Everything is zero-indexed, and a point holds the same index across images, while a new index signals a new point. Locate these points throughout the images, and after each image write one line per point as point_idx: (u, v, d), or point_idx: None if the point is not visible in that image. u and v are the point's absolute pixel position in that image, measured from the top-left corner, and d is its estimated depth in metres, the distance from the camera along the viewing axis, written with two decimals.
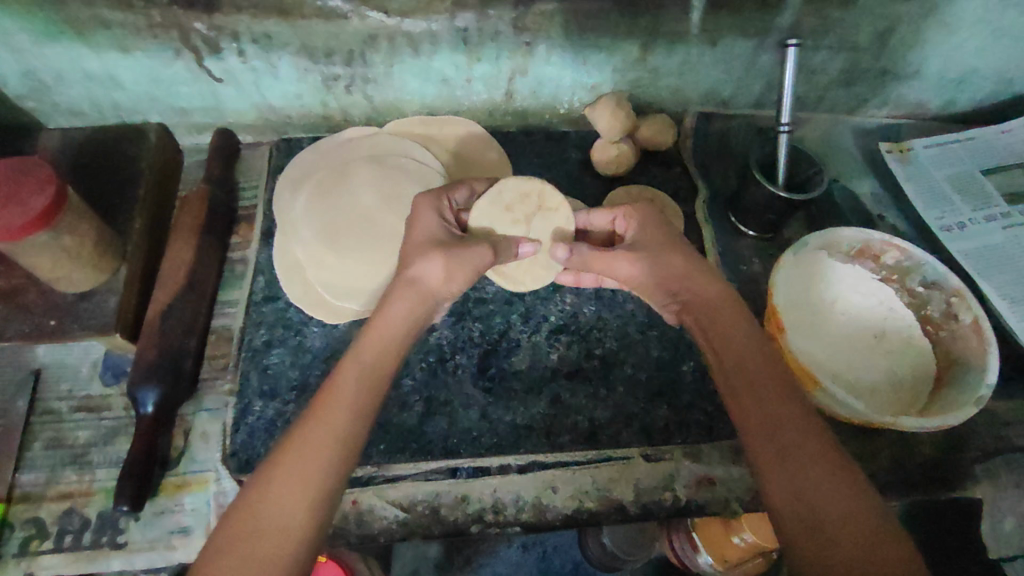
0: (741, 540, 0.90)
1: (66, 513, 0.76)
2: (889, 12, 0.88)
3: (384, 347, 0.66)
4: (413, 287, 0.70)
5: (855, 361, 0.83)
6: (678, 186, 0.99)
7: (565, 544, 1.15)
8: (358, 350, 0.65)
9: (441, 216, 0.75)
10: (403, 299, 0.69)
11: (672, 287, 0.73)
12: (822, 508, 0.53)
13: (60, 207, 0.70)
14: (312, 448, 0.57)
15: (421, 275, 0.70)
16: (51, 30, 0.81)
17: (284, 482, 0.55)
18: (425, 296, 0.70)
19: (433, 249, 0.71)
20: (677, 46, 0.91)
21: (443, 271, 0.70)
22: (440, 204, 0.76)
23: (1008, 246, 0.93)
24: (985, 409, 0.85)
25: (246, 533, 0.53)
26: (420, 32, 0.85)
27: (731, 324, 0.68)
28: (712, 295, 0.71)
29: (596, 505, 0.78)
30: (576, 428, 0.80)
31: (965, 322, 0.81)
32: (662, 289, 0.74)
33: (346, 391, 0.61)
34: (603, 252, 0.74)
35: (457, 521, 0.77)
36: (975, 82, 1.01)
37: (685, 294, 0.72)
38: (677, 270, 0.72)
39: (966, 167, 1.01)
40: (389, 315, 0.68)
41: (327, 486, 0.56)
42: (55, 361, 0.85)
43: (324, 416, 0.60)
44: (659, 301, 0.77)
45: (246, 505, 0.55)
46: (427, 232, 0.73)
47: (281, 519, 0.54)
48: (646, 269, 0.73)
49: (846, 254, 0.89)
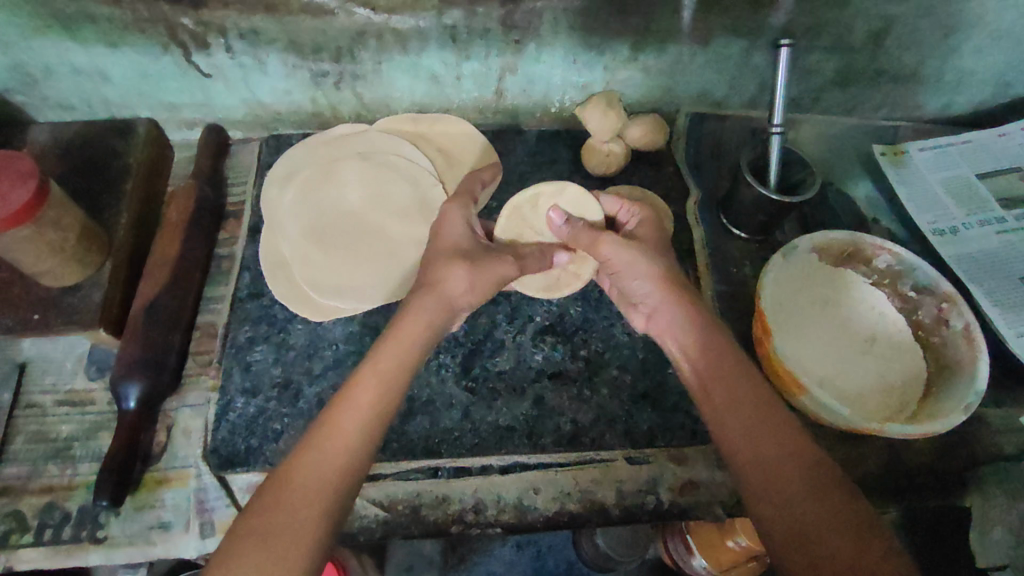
0: (736, 544, 0.89)
1: (46, 507, 0.76)
2: (883, 13, 0.87)
3: (405, 353, 0.66)
4: (434, 294, 0.71)
5: (845, 367, 0.82)
6: (669, 186, 0.97)
7: (559, 543, 1.15)
8: (376, 357, 0.65)
9: (469, 224, 0.77)
10: (424, 302, 0.70)
11: (641, 283, 0.73)
12: (835, 522, 0.51)
13: (42, 202, 0.70)
14: (327, 453, 0.57)
15: (444, 282, 0.71)
16: (38, 23, 0.81)
17: (302, 484, 0.55)
18: (445, 304, 0.71)
19: (457, 259, 0.72)
20: (668, 45, 0.90)
21: (466, 281, 0.71)
22: (469, 213, 0.78)
23: (1001, 251, 0.91)
24: (974, 416, 0.83)
25: (258, 533, 0.52)
26: (409, 29, 0.85)
27: (690, 331, 0.69)
28: (678, 289, 0.71)
29: (578, 507, 0.79)
30: (558, 430, 0.80)
31: (955, 327, 0.81)
32: (633, 284, 0.74)
33: (362, 397, 0.61)
34: (595, 236, 0.74)
35: (437, 521, 0.78)
36: (974, 83, 0.99)
37: (652, 295, 0.72)
38: (652, 269, 0.72)
39: (961, 170, 0.99)
40: (410, 321, 0.69)
41: (343, 489, 0.56)
42: (39, 355, 0.85)
43: (340, 422, 0.59)
44: (629, 293, 0.76)
45: (254, 516, 0.54)
46: (451, 239, 0.75)
47: (294, 525, 0.53)
48: (636, 260, 0.72)
49: (837, 257, 0.88)
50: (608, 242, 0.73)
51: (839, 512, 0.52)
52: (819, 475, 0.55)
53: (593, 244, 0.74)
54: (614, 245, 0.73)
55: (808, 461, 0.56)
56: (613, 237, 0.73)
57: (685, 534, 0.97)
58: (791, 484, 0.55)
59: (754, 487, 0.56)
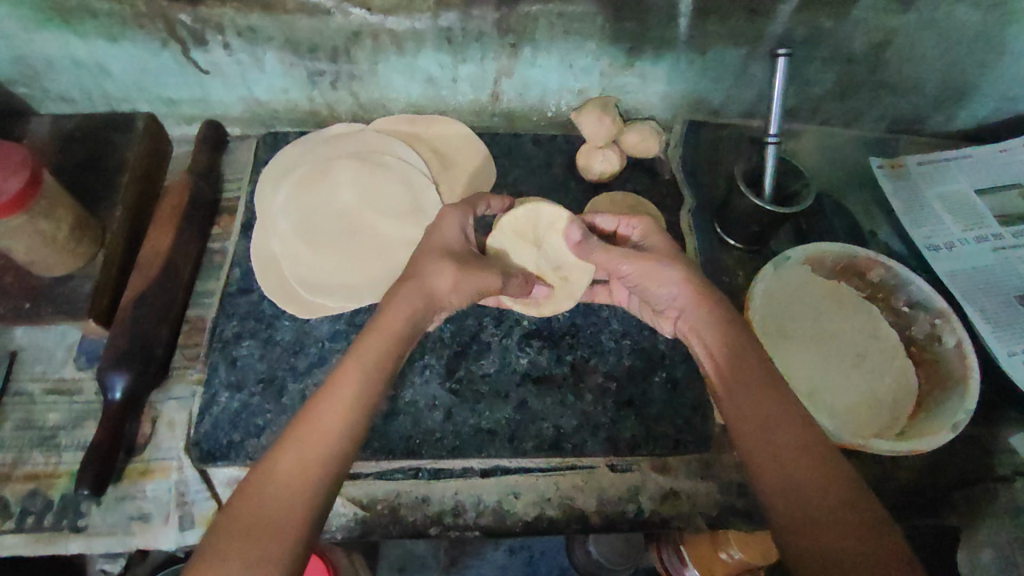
0: (728, 556, 0.82)
1: (30, 494, 0.77)
2: (882, 25, 0.86)
3: (386, 344, 0.65)
4: (418, 292, 0.70)
5: (835, 383, 0.81)
6: (663, 194, 0.97)
7: (552, 549, 1.14)
8: (357, 350, 0.64)
9: (464, 231, 0.76)
10: (405, 296, 0.70)
11: (669, 291, 0.72)
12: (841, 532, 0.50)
13: (34, 192, 0.71)
14: (309, 445, 0.56)
15: (428, 279, 0.71)
16: (39, 17, 0.82)
17: (283, 476, 0.54)
18: (427, 300, 0.70)
19: (444, 260, 0.72)
20: (664, 52, 0.90)
21: (451, 280, 0.71)
22: (466, 218, 0.77)
23: (997, 269, 0.90)
24: (963, 434, 0.82)
25: (242, 527, 0.52)
26: (405, 30, 0.85)
27: (716, 331, 0.68)
28: (691, 293, 0.70)
29: (557, 513, 0.79)
30: (540, 435, 0.79)
31: (949, 345, 0.80)
32: (658, 293, 0.73)
33: (344, 390, 0.61)
34: (610, 257, 0.74)
35: (415, 523, 0.79)
36: (976, 97, 0.98)
37: (679, 298, 0.72)
38: (673, 278, 0.71)
39: (960, 185, 0.98)
40: (392, 314, 0.68)
41: (325, 480, 0.55)
42: (31, 343, 0.86)
43: (322, 413, 0.59)
44: (657, 302, 0.75)
45: (238, 509, 0.53)
46: (442, 242, 0.75)
47: (276, 522, 0.52)
48: (646, 274, 0.72)
49: (831, 269, 0.87)
50: (624, 261, 0.73)
51: (839, 513, 0.51)
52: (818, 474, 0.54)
53: (612, 261, 0.74)
54: (631, 261, 0.73)
55: (810, 461, 0.55)
56: (626, 252, 0.73)
57: (677, 542, 0.93)
58: (794, 485, 0.54)
59: (767, 490, 0.55)
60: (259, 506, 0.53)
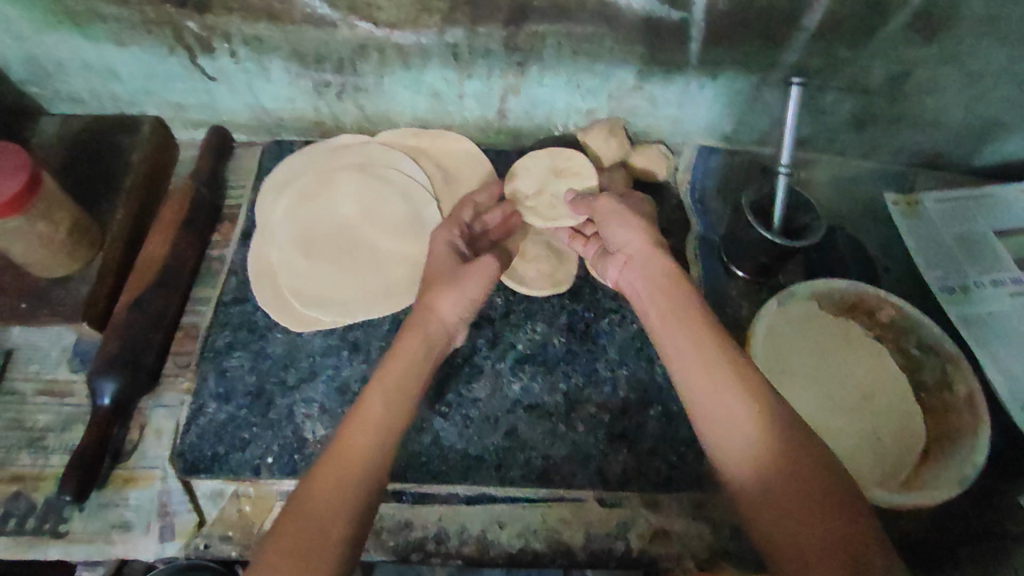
0: None
1: (13, 496, 0.77)
2: (902, 57, 0.83)
3: (409, 369, 0.65)
4: (428, 317, 0.70)
5: (836, 424, 0.79)
6: (669, 219, 0.95)
7: None
8: (381, 375, 0.64)
9: (453, 245, 0.78)
10: (422, 321, 0.69)
11: (626, 231, 0.74)
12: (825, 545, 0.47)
13: (33, 194, 0.71)
14: (345, 465, 0.55)
15: (435, 303, 0.71)
16: (50, 19, 0.83)
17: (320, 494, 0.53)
18: (440, 330, 0.70)
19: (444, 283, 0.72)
20: (675, 76, 0.88)
21: (455, 304, 0.71)
22: (453, 235, 0.79)
23: (1014, 315, 0.86)
24: (971, 488, 0.78)
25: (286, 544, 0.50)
26: (411, 45, 0.84)
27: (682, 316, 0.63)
28: (664, 269, 0.69)
29: (542, 547, 0.75)
30: (528, 464, 0.78)
31: (959, 393, 0.76)
32: (615, 232, 0.75)
33: (373, 410, 0.60)
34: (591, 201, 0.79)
35: (395, 548, 0.75)
36: (1002, 134, 0.94)
37: (634, 244, 0.73)
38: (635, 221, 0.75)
39: (979, 225, 0.94)
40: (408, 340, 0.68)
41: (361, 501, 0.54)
42: (26, 342, 0.86)
43: (354, 434, 0.58)
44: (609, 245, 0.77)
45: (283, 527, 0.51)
46: (436, 266, 0.76)
47: (318, 537, 0.51)
48: (615, 216, 0.76)
49: (838, 305, 0.84)
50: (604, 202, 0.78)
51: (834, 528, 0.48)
52: (833, 516, 0.48)
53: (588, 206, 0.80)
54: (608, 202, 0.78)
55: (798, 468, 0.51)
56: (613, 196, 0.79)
57: None
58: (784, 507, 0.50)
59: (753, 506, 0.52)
60: (300, 523, 0.51)
